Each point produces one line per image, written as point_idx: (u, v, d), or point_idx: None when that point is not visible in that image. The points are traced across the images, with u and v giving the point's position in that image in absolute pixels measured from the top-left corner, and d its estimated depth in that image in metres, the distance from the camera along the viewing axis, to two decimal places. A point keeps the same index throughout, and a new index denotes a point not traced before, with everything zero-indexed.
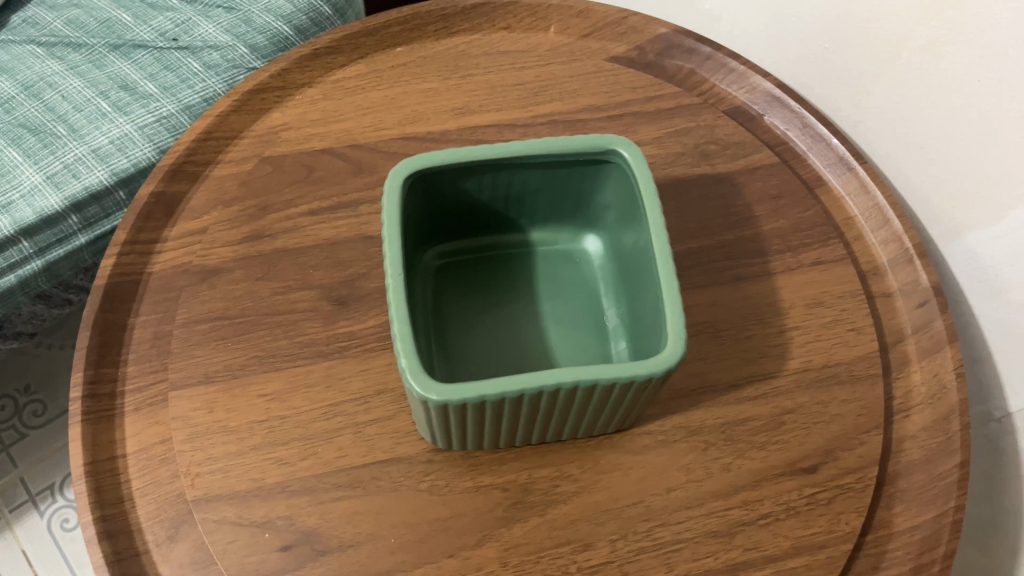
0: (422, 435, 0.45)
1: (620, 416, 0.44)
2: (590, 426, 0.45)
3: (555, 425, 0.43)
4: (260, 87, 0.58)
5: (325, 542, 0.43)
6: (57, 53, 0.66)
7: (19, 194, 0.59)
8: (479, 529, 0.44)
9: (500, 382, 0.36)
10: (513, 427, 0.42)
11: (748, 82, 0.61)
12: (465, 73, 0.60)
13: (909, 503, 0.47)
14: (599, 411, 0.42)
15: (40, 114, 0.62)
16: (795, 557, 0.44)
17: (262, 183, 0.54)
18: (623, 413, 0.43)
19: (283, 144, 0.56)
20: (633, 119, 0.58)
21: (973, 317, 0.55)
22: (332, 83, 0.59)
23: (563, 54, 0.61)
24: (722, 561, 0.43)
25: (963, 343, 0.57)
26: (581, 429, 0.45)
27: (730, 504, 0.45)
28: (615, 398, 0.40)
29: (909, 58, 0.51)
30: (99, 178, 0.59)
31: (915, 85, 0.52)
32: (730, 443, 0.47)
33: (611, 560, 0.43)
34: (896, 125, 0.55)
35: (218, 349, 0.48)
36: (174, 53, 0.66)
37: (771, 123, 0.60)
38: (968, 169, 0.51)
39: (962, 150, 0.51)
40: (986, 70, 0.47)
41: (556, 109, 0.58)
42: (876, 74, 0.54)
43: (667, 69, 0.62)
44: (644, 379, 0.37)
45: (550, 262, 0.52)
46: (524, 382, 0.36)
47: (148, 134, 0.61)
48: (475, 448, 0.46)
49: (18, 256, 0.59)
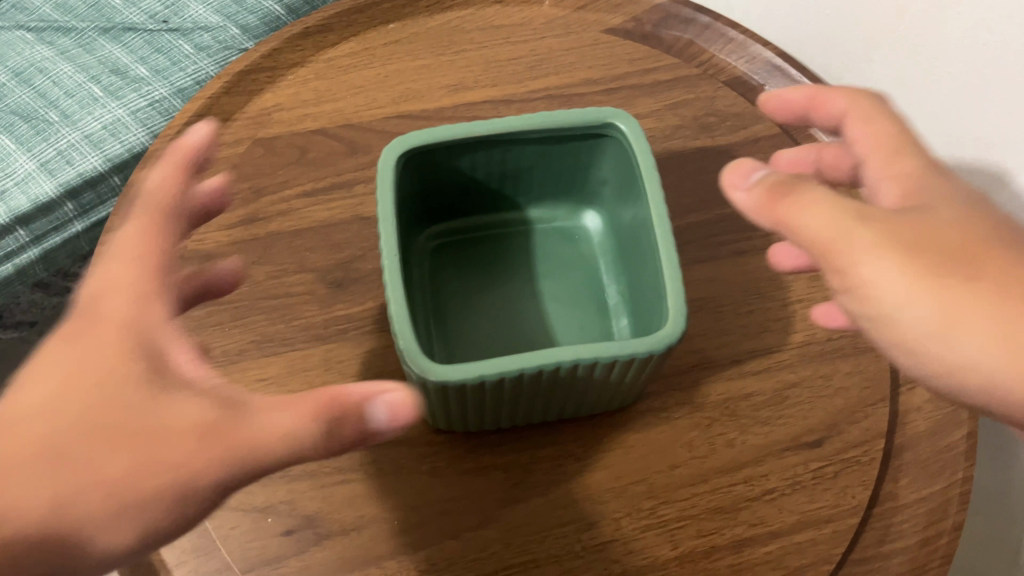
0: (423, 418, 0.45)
1: (621, 395, 0.44)
2: (592, 405, 0.44)
3: (556, 405, 0.43)
4: (251, 67, 0.56)
5: (327, 527, 0.42)
6: (46, 38, 0.65)
7: (13, 182, 0.58)
8: (481, 511, 0.43)
9: (498, 364, 0.35)
10: (514, 407, 0.42)
11: (748, 51, 0.59)
12: (458, 48, 0.58)
13: (915, 476, 0.46)
14: (599, 390, 0.41)
15: (32, 101, 0.61)
16: (801, 532, 0.43)
17: (254, 166, 0.53)
18: (624, 391, 0.43)
19: (274, 126, 0.55)
20: (631, 93, 0.57)
21: None
22: (324, 62, 0.57)
23: (559, 26, 0.60)
24: (727, 537, 0.43)
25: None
26: (583, 408, 0.45)
27: (734, 480, 0.45)
28: (615, 375, 0.39)
29: (908, 24, 0.50)
30: (93, 164, 0.59)
31: (917, 50, 0.51)
32: (734, 419, 0.46)
33: (615, 539, 0.43)
34: (899, 92, 0.54)
35: (215, 334, 0.47)
36: (163, 35, 0.65)
37: (771, 94, 0.58)
38: (975, 134, 0.50)
39: (968, 115, 0.50)
40: (988, 30, 0.46)
41: (552, 84, 0.57)
42: (877, 41, 0.53)
43: (664, 40, 0.60)
44: (644, 357, 0.37)
45: (549, 239, 0.51)
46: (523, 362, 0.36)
47: (141, 118, 0.61)
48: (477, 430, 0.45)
49: (14, 245, 0.58)
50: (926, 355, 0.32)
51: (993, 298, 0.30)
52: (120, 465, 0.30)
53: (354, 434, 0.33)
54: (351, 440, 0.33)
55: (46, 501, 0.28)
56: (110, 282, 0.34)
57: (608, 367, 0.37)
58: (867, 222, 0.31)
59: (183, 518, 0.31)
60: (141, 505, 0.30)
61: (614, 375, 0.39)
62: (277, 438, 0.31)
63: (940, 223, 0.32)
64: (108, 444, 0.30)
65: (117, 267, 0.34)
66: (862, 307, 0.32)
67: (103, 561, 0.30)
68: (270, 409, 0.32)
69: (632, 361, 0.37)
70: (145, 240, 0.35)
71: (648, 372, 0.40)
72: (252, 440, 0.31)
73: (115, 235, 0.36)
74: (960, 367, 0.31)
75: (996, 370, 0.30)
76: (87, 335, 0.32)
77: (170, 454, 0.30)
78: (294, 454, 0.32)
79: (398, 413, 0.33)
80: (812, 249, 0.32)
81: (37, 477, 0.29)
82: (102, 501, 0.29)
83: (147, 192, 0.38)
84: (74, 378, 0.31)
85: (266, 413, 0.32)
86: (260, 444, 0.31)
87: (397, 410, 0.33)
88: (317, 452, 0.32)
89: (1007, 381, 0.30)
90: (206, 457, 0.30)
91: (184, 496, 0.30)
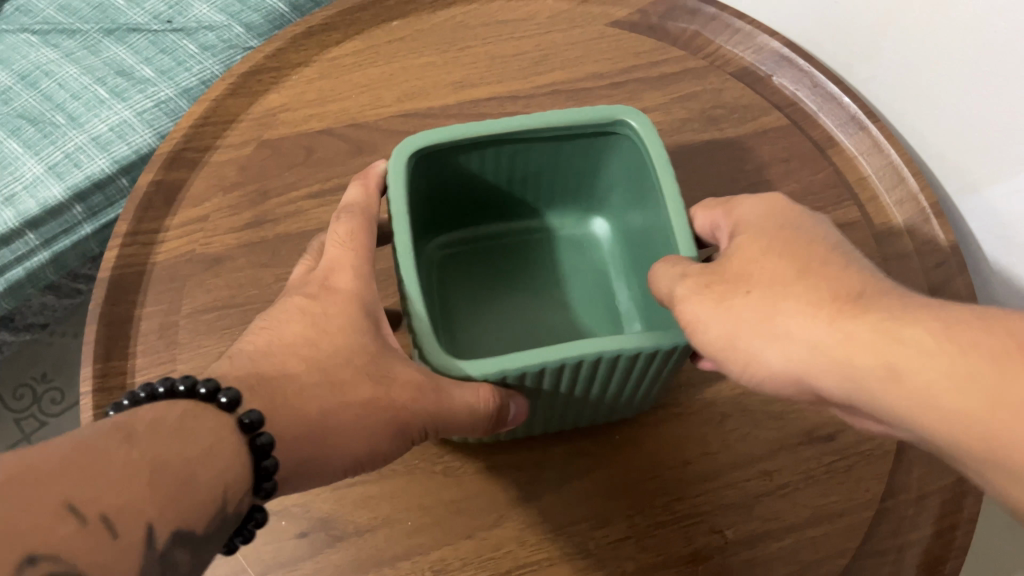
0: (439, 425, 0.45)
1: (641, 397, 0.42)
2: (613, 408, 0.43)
3: (577, 407, 0.42)
4: (256, 68, 0.56)
5: (340, 528, 0.43)
6: (51, 40, 0.64)
7: (21, 186, 0.58)
8: (495, 510, 0.44)
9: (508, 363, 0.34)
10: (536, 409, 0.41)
11: (755, 42, 0.58)
12: (464, 45, 0.58)
13: (930, 467, 0.46)
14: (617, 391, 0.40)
15: (38, 104, 0.61)
16: (815, 526, 0.44)
17: (262, 167, 0.53)
18: (643, 394, 0.42)
19: (281, 126, 0.55)
20: (637, 86, 0.57)
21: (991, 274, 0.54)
22: (328, 61, 0.57)
23: (564, 20, 0.59)
24: (738, 533, 0.43)
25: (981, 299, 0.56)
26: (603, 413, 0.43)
27: (748, 476, 0.45)
28: (641, 372, 0.38)
29: (917, 13, 0.49)
30: (100, 167, 0.59)
31: (926, 40, 0.49)
32: (746, 414, 0.47)
33: (628, 536, 0.43)
34: (908, 81, 0.53)
35: (226, 338, 0.47)
36: (168, 36, 0.64)
37: (779, 85, 0.58)
38: (983, 125, 0.49)
39: (977, 105, 0.49)
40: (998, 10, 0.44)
41: (559, 79, 0.57)
42: (884, 30, 0.52)
43: (670, 32, 0.59)
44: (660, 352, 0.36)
45: (558, 247, 0.51)
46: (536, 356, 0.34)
47: (147, 119, 0.61)
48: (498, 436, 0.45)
49: (24, 248, 0.59)
50: (740, 372, 0.35)
51: (766, 309, 0.33)
52: (357, 398, 0.35)
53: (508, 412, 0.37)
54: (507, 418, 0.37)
55: (314, 413, 0.34)
56: (337, 261, 0.39)
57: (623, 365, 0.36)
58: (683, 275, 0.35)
59: (381, 447, 0.37)
60: (370, 431, 0.36)
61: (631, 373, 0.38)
62: (464, 410, 0.35)
63: (726, 258, 0.36)
64: (348, 375, 0.35)
65: (335, 246, 0.40)
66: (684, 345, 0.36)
67: (329, 473, 0.35)
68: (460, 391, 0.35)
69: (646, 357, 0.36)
70: (365, 241, 0.40)
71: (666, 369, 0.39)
72: (445, 406, 0.35)
73: (330, 228, 0.41)
74: (765, 374, 0.34)
75: (789, 372, 0.33)
76: (325, 301, 0.38)
77: (388, 397, 0.36)
78: (472, 419, 0.36)
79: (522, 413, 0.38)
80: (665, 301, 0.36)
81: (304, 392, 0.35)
82: (345, 418, 0.35)
83: (353, 203, 0.42)
84: (315, 321, 0.37)
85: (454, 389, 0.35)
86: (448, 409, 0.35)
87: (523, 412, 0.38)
88: (484, 425, 0.36)
89: (799, 379, 0.33)
90: (416, 407, 0.36)
91: (397, 426, 0.36)
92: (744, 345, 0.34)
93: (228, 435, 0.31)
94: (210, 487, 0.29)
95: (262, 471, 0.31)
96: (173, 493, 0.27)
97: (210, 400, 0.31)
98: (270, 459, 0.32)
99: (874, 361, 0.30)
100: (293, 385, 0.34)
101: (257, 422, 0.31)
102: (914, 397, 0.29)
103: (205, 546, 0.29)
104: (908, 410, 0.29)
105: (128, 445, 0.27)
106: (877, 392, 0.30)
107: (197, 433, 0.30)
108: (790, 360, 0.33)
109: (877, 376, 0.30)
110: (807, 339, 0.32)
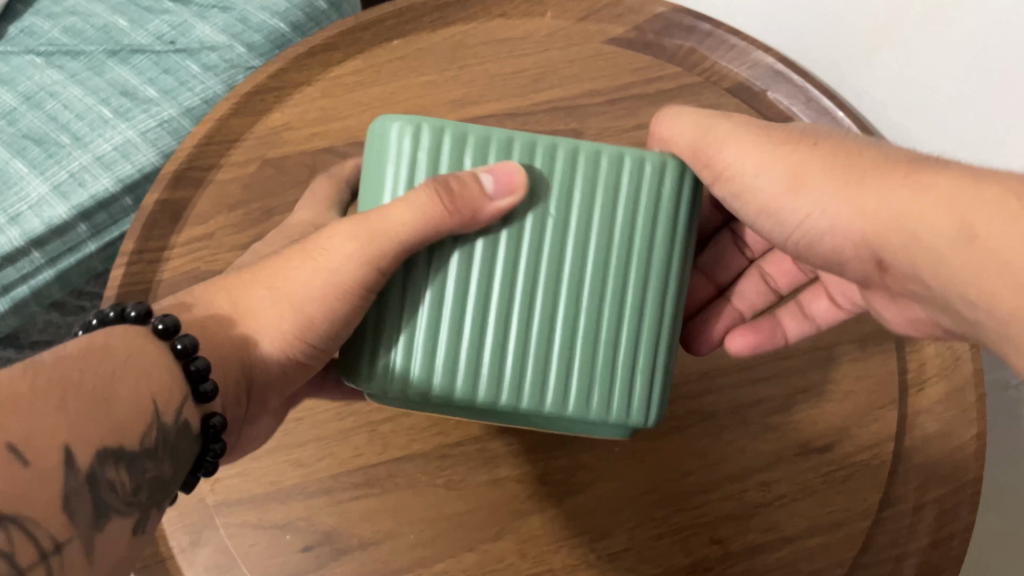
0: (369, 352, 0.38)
1: (597, 343, 0.38)
2: (563, 351, 0.38)
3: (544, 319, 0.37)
4: (258, 89, 0.56)
5: (345, 542, 0.44)
6: (56, 62, 0.65)
7: (26, 205, 0.59)
8: (497, 523, 0.45)
9: (472, 156, 0.37)
10: (502, 293, 0.37)
11: (749, 58, 0.58)
12: (463, 63, 0.58)
13: (926, 477, 0.47)
14: (592, 287, 0.37)
15: (43, 124, 0.62)
16: (813, 537, 0.46)
17: (266, 185, 0.54)
18: (602, 331, 0.38)
19: (284, 146, 0.55)
20: (634, 103, 0.58)
21: None
22: (330, 81, 0.57)
23: (561, 39, 0.59)
24: (739, 544, 0.45)
25: None
26: (552, 367, 0.38)
27: (745, 487, 0.46)
28: (617, 231, 0.37)
29: (908, 31, 0.50)
30: (105, 185, 0.60)
31: (916, 56, 0.51)
32: (744, 426, 0.48)
33: (629, 548, 0.45)
34: (898, 96, 0.54)
35: None
36: (172, 56, 0.65)
37: (774, 99, 0.57)
38: (977, 129, 0.50)
39: (968, 111, 0.50)
40: (999, 24, 0.45)
41: (557, 97, 0.57)
42: (875, 47, 0.53)
43: (667, 50, 0.59)
44: (635, 165, 0.37)
45: None
46: (501, 142, 0.37)
47: (151, 139, 0.61)
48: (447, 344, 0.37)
49: (29, 267, 0.60)
50: (802, 222, 0.39)
51: (828, 170, 0.37)
52: (286, 282, 0.39)
53: (484, 222, 0.36)
54: (474, 211, 0.35)
55: (233, 308, 0.39)
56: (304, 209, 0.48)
57: (603, 194, 0.37)
58: (716, 125, 0.40)
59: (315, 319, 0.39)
60: (301, 304, 0.39)
61: (605, 226, 0.37)
62: (406, 208, 0.35)
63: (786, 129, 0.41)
64: (271, 269, 0.40)
65: (310, 201, 0.49)
66: (742, 188, 0.40)
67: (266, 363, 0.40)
68: (405, 196, 0.36)
69: (622, 174, 0.37)
70: (338, 194, 0.49)
71: (639, 243, 0.37)
72: (389, 225, 0.35)
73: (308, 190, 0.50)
74: (828, 230, 0.38)
75: (846, 224, 0.37)
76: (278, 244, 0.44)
77: (317, 272, 0.39)
78: (423, 223, 0.35)
79: (511, 186, 0.35)
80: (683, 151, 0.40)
81: (233, 296, 0.39)
82: (269, 308, 0.39)
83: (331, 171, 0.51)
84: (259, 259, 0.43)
85: (396, 204, 0.36)
86: (393, 228, 0.35)
87: (507, 186, 0.35)
88: (443, 213, 0.35)
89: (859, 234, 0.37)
90: (345, 264, 0.37)
91: (336, 288, 0.38)
92: (806, 195, 0.38)
93: (150, 348, 0.34)
94: (136, 393, 0.32)
95: (194, 372, 0.35)
96: (95, 404, 0.30)
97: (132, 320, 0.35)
98: (198, 361, 0.35)
99: (946, 222, 0.33)
100: (220, 295, 0.39)
101: (172, 326, 0.35)
102: (983, 258, 0.32)
103: (144, 458, 0.32)
104: (976, 267, 0.33)
105: (37, 371, 0.29)
106: (943, 252, 0.33)
107: (114, 347, 0.33)
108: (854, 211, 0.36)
109: (950, 235, 0.33)
110: (873, 193, 0.36)
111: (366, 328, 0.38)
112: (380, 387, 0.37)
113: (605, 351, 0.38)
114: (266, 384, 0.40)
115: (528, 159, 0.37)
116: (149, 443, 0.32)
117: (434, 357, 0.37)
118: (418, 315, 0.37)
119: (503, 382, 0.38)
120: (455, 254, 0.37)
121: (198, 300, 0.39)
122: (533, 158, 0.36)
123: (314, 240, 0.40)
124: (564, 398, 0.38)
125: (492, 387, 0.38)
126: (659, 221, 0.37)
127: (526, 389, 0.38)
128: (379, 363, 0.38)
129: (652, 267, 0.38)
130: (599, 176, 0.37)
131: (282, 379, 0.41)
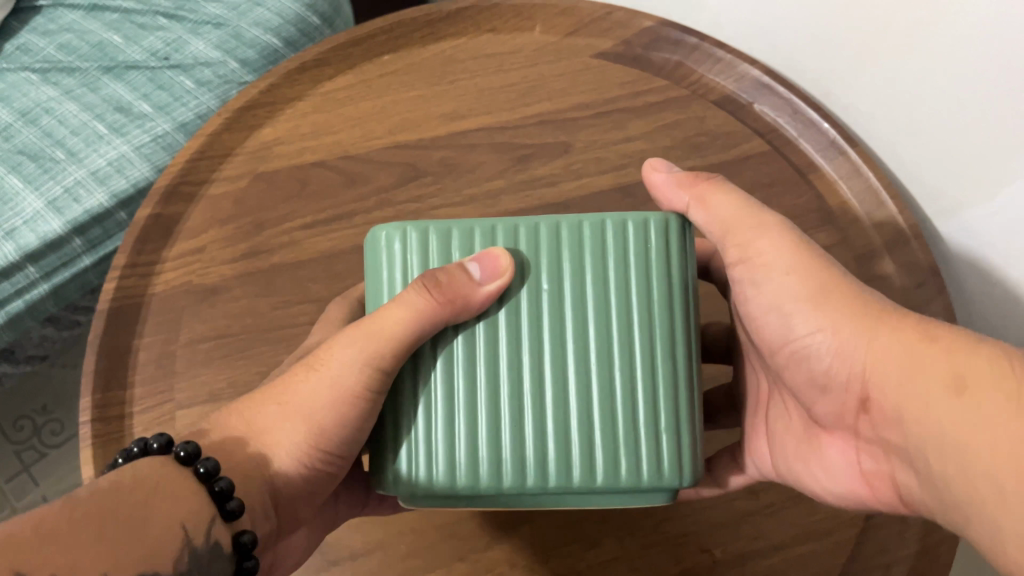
0: (387, 448, 0.36)
1: (617, 409, 0.35)
2: (583, 422, 0.35)
3: (558, 399, 0.35)
4: (250, 104, 0.56)
5: (335, 552, 0.45)
6: (51, 78, 0.66)
7: (21, 220, 0.60)
8: (487, 533, 0.46)
9: (459, 250, 0.36)
10: (511, 372, 0.35)
11: (735, 71, 0.58)
12: (452, 78, 0.59)
13: None
14: (606, 361, 0.35)
15: (38, 140, 0.62)
16: (801, 544, 0.46)
17: (257, 199, 0.55)
18: (620, 399, 0.35)
19: (275, 159, 0.56)
20: (622, 116, 0.58)
21: (958, 293, 0.55)
22: (321, 95, 0.58)
23: (550, 53, 0.60)
24: (727, 552, 0.46)
25: (959, 309, 0.55)
26: (575, 441, 0.35)
27: (735, 495, 0.47)
28: (619, 303, 0.35)
29: (891, 41, 0.48)
30: (99, 201, 0.61)
31: (900, 66, 0.49)
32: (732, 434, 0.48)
33: (618, 557, 0.46)
34: (886, 106, 0.52)
35: (221, 367, 0.51)
36: (166, 72, 0.65)
37: (761, 111, 0.58)
38: (967, 137, 0.47)
39: (961, 116, 0.47)
40: (993, 26, 0.42)
41: (546, 110, 0.58)
42: (859, 58, 0.51)
43: (654, 63, 0.60)
44: (619, 228, 0.35)
45: None
46: (485, 231, 0.36)
47: (145, 154, 0.62)
48: (460, 429, 0.35)
49: (25, 281, 0.60)
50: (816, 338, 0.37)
51: (849, 302, 0.36)
52: (292, 393, 0.39)
53: (477, 309, 0.35)
54: (465, 298, 0.34)
55: (244, 425, 0.39)
56: (318, 331, 0.47)
57: (605, 263, 0.35)
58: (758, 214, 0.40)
59: (330, 429, 0.38)
60: (310, 413, 0.38)
61: (601, 294, 0.35)
62: (400, 310, 0.35)
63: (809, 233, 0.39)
64: (277, 386, 0.39)
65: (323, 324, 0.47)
66: (755, 280, 0.40)
67: (288, 481, 0.39)
68: (400, 297, 0.35)
69: (608, 240, 0.35)
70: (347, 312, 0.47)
71: (638, 303, 0.35)
72: (388, 325, 0.35)
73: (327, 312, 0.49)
74: (840, 356, 0.36)
75: (856, 352, 0.36)
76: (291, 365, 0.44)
77: (323, 379, 0.38)
78: (419, 319, 0.34)
79: (497, 270, 0.34)
80: (716, 232, 0.41)
81: (244, 416, 0.39)
82: (279, 418, 0.39)
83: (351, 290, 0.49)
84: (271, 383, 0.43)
85: (389, 310, 0.35)
86: (390, 326, 0.35)
87: (494, 269, 0.34)
88: (436, 305, 0.34)
89: (862, 363, 0.36)
90: (349, 365, 0.37)
91: (344, 394, 0.37)
92: (820, 317, 0.37)
93: (179, 475, 0.35)
94: (166, 522, 0.33)
95: (218, 492, 0.35)
96: (127, 539, 0.31)
97: (163, 450, 0.36)
98: (221, 482, 0.35)
99: (942, 371, 0.32)
100: (230, 417, 0.39)
101: (194, 451, 0.35)
102: (966, 410, 0.31)
103: None
104: (959, 422, 0.31)
105: (72, 508, 0.30)
106: (932, 401, 0.32)
107: (144, 478, 0.33)
108: (859, 332, 0.35)
109: (941, 384, 0.32)
110: (880, 323, 0.35)
111: (384, 430, 0.37)
112: (402, 486, 0.35)
113: (627, 415, 0.35)
114: (290, 499, 0.39)
115: (513, 243, 0.36)
116: (183, 568, 0.32)
117: (449, 443, 0.35)
118: (423, 399, 0.36)
119: (527, 462, 0.35)
120: (459, 341, 0.36)
121: (211, 425, 0.39)
122: (519, 240, 0.36)
123: (317, 354, 0.39)
124: (594, 470, 0.35)
125: (515, 470, 0.35)
126: (655, 276, 0.35)
127: (551, 466, 0.35)
128: (398, 462, 0.36)
129: (658, 323, 0.35)
130: (586, 245, 0.35)
131: (305, 492, 0.40)
